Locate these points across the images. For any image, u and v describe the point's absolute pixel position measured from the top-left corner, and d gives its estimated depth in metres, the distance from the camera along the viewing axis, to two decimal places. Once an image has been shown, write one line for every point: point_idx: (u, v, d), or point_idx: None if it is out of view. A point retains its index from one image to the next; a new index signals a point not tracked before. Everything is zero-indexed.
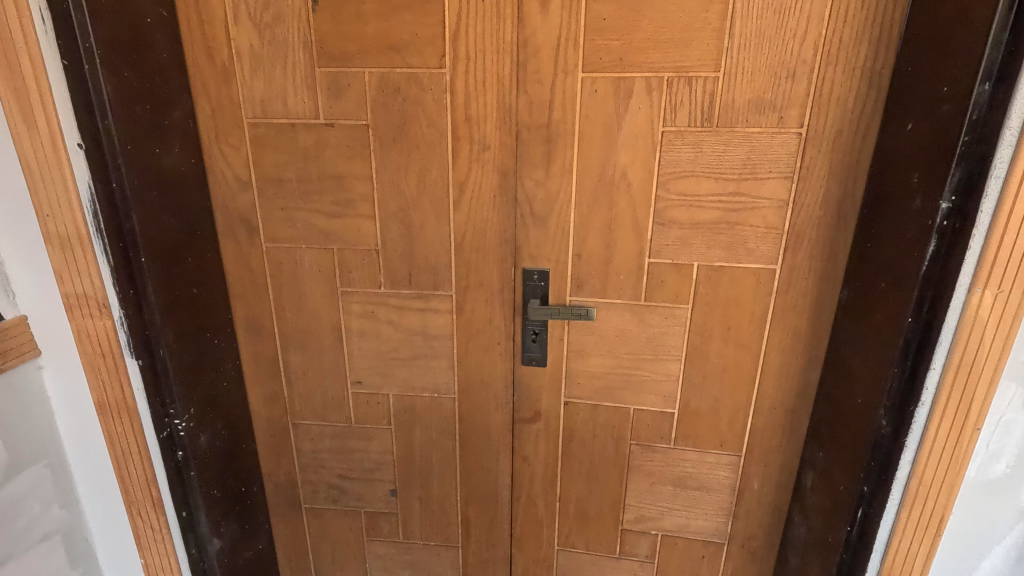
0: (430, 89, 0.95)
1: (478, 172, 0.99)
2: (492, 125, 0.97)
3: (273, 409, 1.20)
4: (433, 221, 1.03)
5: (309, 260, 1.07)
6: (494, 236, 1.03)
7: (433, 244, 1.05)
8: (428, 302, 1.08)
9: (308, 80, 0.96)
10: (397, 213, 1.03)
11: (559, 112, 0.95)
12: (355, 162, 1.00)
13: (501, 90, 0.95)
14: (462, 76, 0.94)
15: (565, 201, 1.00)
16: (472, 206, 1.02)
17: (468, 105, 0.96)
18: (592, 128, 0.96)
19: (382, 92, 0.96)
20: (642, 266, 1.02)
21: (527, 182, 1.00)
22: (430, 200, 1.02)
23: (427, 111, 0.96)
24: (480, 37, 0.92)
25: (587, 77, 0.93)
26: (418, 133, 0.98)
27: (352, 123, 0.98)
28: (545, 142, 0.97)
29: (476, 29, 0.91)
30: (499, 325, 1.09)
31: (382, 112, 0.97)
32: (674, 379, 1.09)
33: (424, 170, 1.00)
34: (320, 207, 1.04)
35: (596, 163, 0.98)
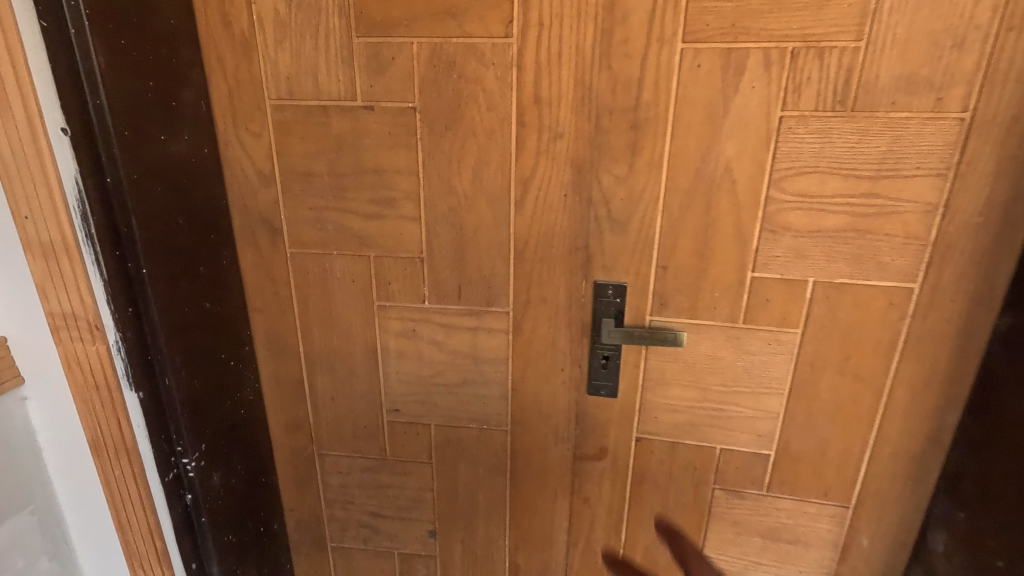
0: (492, 64, 0.78)
1: (547, 167, 0.82)
2: (566, 108, 0.79)
3: (296, 438, 1.04)
4: (490, 225, 0.86)
5: (342, 269, 0.91)
6: (563, 244, 0.86)
7: (489, 253, 0.87)
8: (480, 320, 0.91)
9: (343, 53, 0.79)
10: (448, 214, 0.86)
11: (651, 93, 0.77)
12: (399, 154, 0.83)
13: (580, 64, 0.77)
14: (532, 48, 0.77)
15: (653, 202, 0.82)
16: (538, 208, 0.84)
17: (538, 84, 0.78)
18: (692, 112, 0.77)
19: (434, 68, 0.79)
20: (742, 282, 0.85)
21: (606, 178, 0.82)
22: (487, 200, 0.84)
23: (488, 91, 0.79)
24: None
25: (688, 48, 0.75)
26: (476, 117, 0.80)
27: (397, 106, 0.81)
28: (631, 130, 0.79)
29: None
30: (563, 348, 0.92)
31: (432, 93, 0.80)
32: (773, 416, 0.91)
33: (480, 164, 0.83)
34: (356, 206, 0.87)
35: (693, 156, 0.79)
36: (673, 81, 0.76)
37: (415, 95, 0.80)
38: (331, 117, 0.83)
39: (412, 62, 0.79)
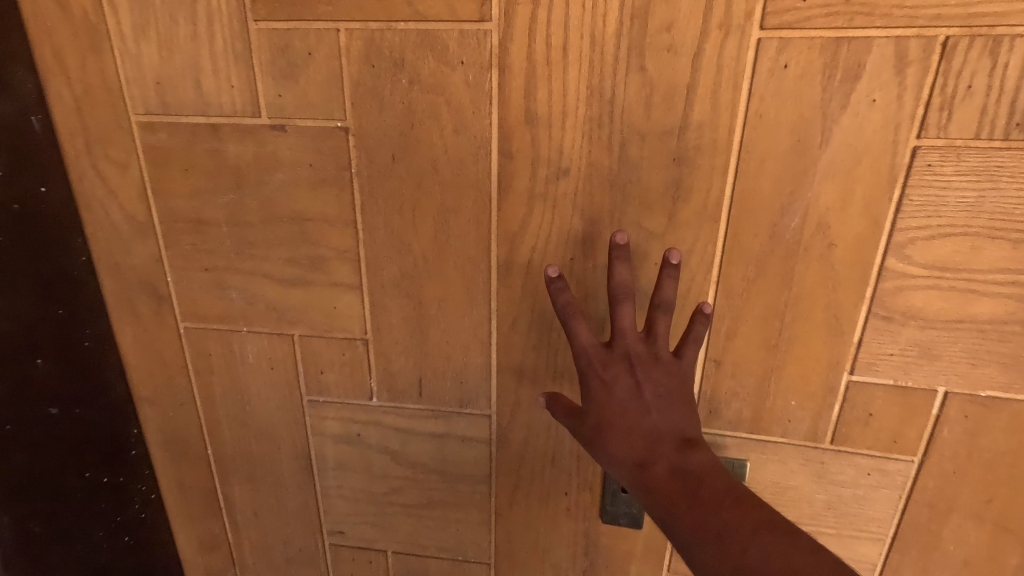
0: (462, 62, 0.50)
1: (545, 217, 0.55)
2: (576, 131, 0.51)
3: (211, 559, 0.78)
4: (462, 297, 0.59)
5: (254, 353, 0.64)
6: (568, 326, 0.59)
7: (461, 335, 0.60)
8: (449, 425, 0.65)
9: (236, 45, 0.52)
10: (399, 281, 0.58)
11: (708, 109, 0.50)
12: (326, 198, 0.56)
13: (597, 62, 0.49)
14: (524, 38, 0.49)
15: (703, 271, 0.55)
16: (532, 275, 0.57)
17: (533, 94, 0.51)
18: (772, 138, 0.50)
19: (373, 68, 0.51)
20: (834, 388, 0.57)
21: (634, 235, 0.55)
22: (457, 263, 0.57)
23: (455, 104, 0.51)
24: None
25: (773, 37, 0.47)
26: (438, 143, 0.53)
27: (320, 127, 0.53)
28: (674, 165, 0.52)
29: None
30: (566, 463, 0.65)
31: (372, 107, 0.52)
32: (867, 567, 0.64)
33: (446, 211, 0.55)
34: (268, 269, 0.60)
35: (769, 205, 0.52)
36: (745, 91, 0.49)
37: (347, 110, 0.52)
38: (225, 142, 0.55)
39: (339, 59, 0.51)
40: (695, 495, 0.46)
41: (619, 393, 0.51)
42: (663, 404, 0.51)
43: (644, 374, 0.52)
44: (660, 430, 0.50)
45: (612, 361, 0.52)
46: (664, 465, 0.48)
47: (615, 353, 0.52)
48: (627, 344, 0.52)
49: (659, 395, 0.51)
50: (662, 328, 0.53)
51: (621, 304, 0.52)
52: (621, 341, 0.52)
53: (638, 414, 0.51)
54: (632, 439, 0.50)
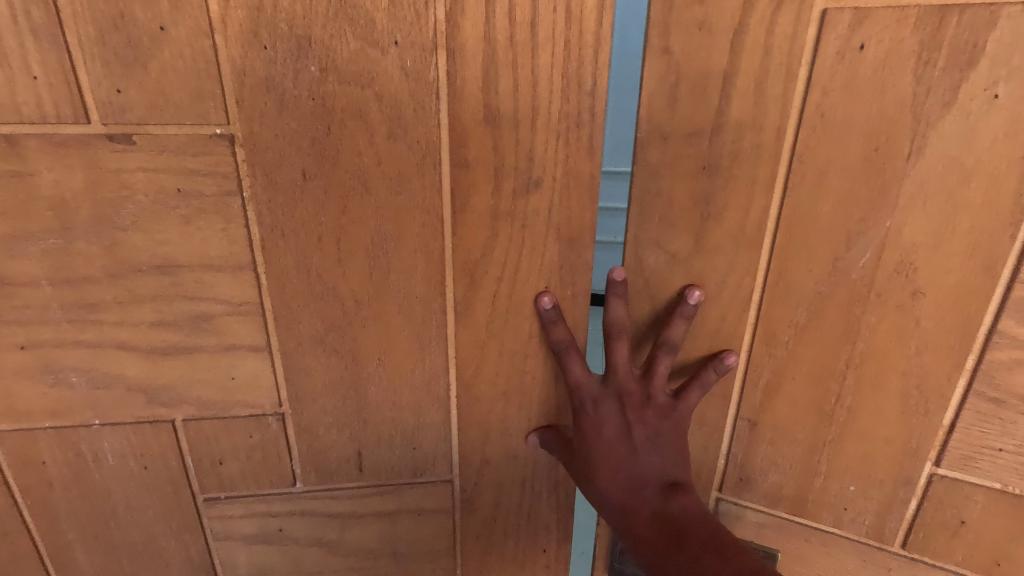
0: (395, 42, 0.34)
1: (515, 242, 0.40)
2: (550, 131, 0.37)
3: None
4: (405, 355, 0.43)
5: (118, 452, 0.44)
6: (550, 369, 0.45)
7: (411, 394, 0.45)
8: (401, 499, 0.49)
9: (31, 11, 0.31)
10: (323, 336, 0.42)
11: (751, 107, 0.35)
12: (206, 237, 0.36)
13: (575, 45, 0.35)
14: (481, 7, 0.34)
15: (738, 313, 0.41)
16: (498, 312, 0.42)
17: (492, 86, 0.36)
18: (839, 145, 0.35)
19: (267, 52, 0.33)
20: (911, 480, 0.42)
21: (650, 260, 0.41)
22: (399, 307, 0.41)
23: (387, 97, 0.36)
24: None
25: (845, 7, 0.32)
26: (370, 155, 0.37)
27: (189, 138, 0.34)
28: (704, 177, 0.38)
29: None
30: (544, 518, 0.51)
31: (269, 104, 0.35)
32: None
33: (385, 238, 0.39)
34: (124, 337, 0.40)
35: (835, 232, 0.37)
36: (803, 82, 0.34)
37: (231, 111, 0.34)
38: (32, 164, 0.35)
39: (212, 37, 0.32)
40: (684, 556, 0.39)
41: (606, 437, 0.43)
42: (656, 445, 0.43)
43: (636, 415, 0.43)
44: (650, 474, 0.43)
45: (602, 400, 0.43)
46: (649, 511, 0.42)
47: (605, 390, 0.43)
48: (620, 382, 0.43)
49: (653, 438, 0.43)
50: (664, 369, 0.42)
51: (618, 337, 0.42)
52: (612, 377, 0.43)
53: (624, 456, 0.43)
54: (616, 483, 0.43)
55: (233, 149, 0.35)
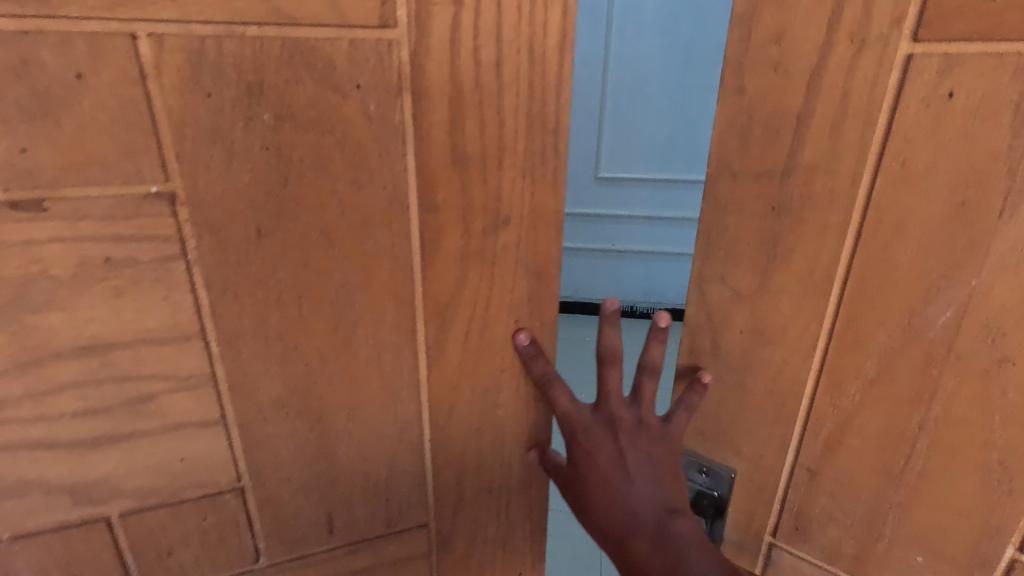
0: (358, 85, 0.31)
1: (482, 283, 0.37)
2: (515, 170, 0.35)
3: None
4: (370, 415, 0.39)
5: (38, 566, 0.37)
6: (528, 403, 0.42)
7: (382, 447, 0.41)
8: (374, 555, 0.44)
9: None
10: (286, 399, 0.37)
11: (826, 153, 0.30)
12: (147, 308, 0.32)
13: (539, 83, 0.33)
14: (446, 47, 0.31)
15: (800, 363, 0.35)
16: (470, 352, 0.39)
17: (458, 127, 0.33)
18: (923, 192, 0.29)
19: (211, 100, 0.29)
20: (988, 561, 0.35)
21: (714, 297, 0.36)
22: (362, 360, 0.37)
23: (350, 141, 0.32)
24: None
25: (935, 52, 0.27)
26: (330, 206, 0.33)
27: (118, 200, 0.29)
28: (773, 218, 0.33)
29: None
30: (518, 543, 0.48)
31: (216, 156, 0.30)
32: None
33: (350, 292, 0.35)
34: (43, 435, 0.33)
35: (911, 285, 0.31)
36: (881, 133, 0.29)
37: (171, 168, 0.29)
38: None
39: (144, 85, 0.27)
40: None
41: (600, 465, 0.40)
42: (655, 474, 0.39)
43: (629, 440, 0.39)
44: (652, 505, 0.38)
45: (593, 427, 0.40)
46: (652, 546, 0.37)
47: (597, 417, 0.40)
48: (612, 407, 0.40)
49: (652, 467, 0.39)
50: (650, 390, 0.40)
51: (602, 360, 0.40)
52: (604, 403, 0.40)
53: (623, 487, 0.39)
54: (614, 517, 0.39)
55: (174, 210, 0.30)
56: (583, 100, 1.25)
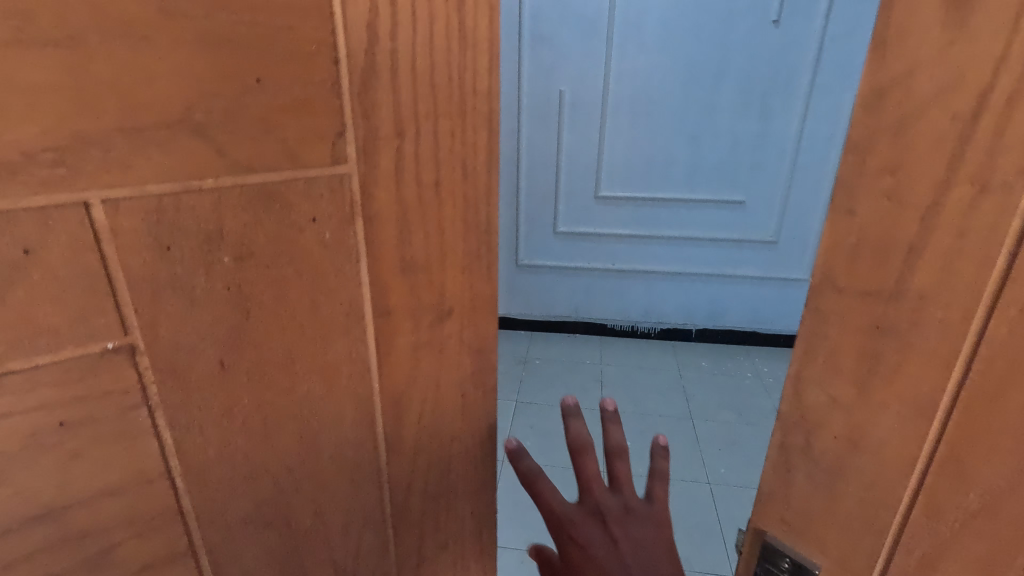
0: (313, 219, 0.32)
1: (431, 371, 0.40)
2: (456, 269, 0.38)
3: None
4: (340, 511, 0.41)
5: None
6: (477, 464, 0.46)
7: (348, 535, 0.42)
8: None
9: None
10: (254, 516, 0.37)
11: (937, 285, 0.27)
12: (109, 462, 0.31)
13: (471, 195, 0.37)
14: (392, 175, 0.34)
15: (892, 485, 0.32)
16: (426, 432, 0.42)
17: (405, 240, 0.36)
18: None
19: (170, 253, 0.29)
20: None
21: (809, 400, 0.33)
22: (330, 463, 0.39)
23: (313, 270, 0.33)
24: (423, 57, 0.32)
25: None
26: (293, 331, 0.34)
27: (70, 362, 0.28)
28: (875, 337, 0.30)
29: (414, 38, 0.32)
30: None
31: (177, 303, 0.30)
32: None
33: (314, 405, 0.36)
34: None
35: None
36: (996, 283, 0.25)
37: (128, 322, 0.29)
38: None
39: (99, 249, 0.27)
40: None
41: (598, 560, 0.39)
42: (650, 556, 0.39)
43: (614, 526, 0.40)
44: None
45: (582, 519, 0.40)
46: None
47: (584, 509, 0.41)
48: (595, 495, 0.41)
49: (646, 549, 0.39)
50: (625, 473, 0.42)
51: (573, 452, 0.42)
52: (587, 493, 0.41)
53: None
54: None
55: (134, 362, 0.29)
56: (626, 117, 1.52)
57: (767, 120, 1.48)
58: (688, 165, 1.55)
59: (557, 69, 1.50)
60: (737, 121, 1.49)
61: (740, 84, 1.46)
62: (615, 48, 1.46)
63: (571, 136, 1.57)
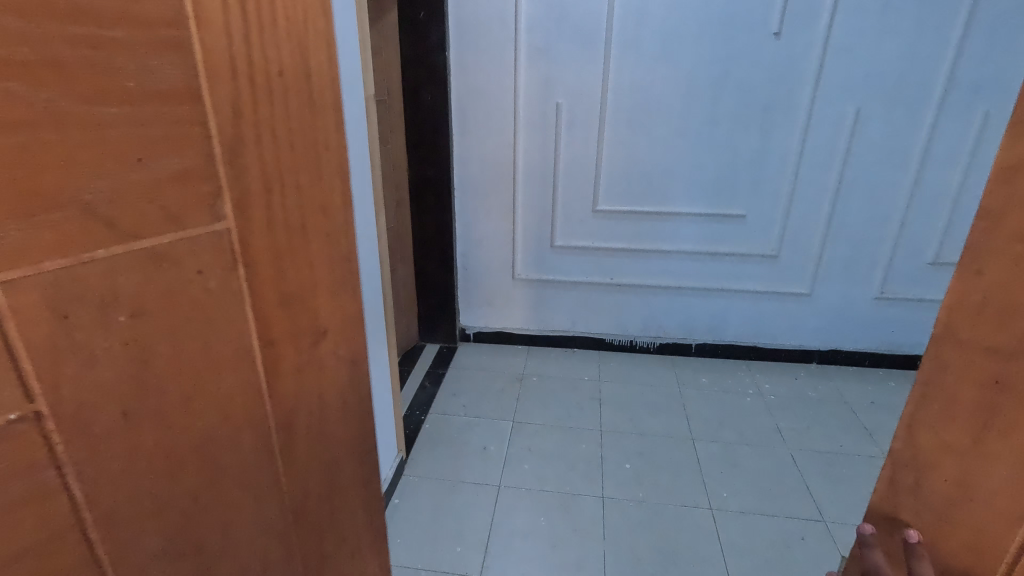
0: (200, 272, 0.46)
1: (299, 355, 0.56)
2: (312, 281, 0.55)
3: None
4: (220, 515, 0.53)
5: None
6: (342, 417, 0.64)
7: (240, 496, 0.54)
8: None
9: None
10: (151, 496, 0.48)
11: None
12: (23, 467, 0.40)
13: (317, 228, 0.54)
14: (261, 222, 0.49)
15: None
16: (301, 400, 0.58)
17: (272, 264, 0.51)
18: None
19: (66, 319, 0.40)
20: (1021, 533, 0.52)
21: None
22: (215, 470, 0.52)
23: (196, 304, 0.46)
24: (277, 133, 0.48)
25: None
26: (189, 372, 0.47)
27: None
28: None
29: (271, 119, 0.48)
30: (352, 507, 0.69)
31: (82, 344, 0.40)
32: None
33: (211, 429, 0.50)
34: None
35: None
36: None
37: (37, 365, 0.39)
38: None
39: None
40: None
41: None
42: None
43: None
44: None
45: None
46: None
47: None
48: None
49: None
50: None
51: None
52: None
53: None
54: None
55: (35, 395, 0.39)
56: (586, 162, 2.38)
57: (767, 130, 2.23)
58: (694, 178, 2.34)
59: (553, 82, 2.27)
60: (741, 130, 2.24)
61: (739, 104, 2.20)
62: (615, 58, 2.20)
63: (568, 132, 2.34)
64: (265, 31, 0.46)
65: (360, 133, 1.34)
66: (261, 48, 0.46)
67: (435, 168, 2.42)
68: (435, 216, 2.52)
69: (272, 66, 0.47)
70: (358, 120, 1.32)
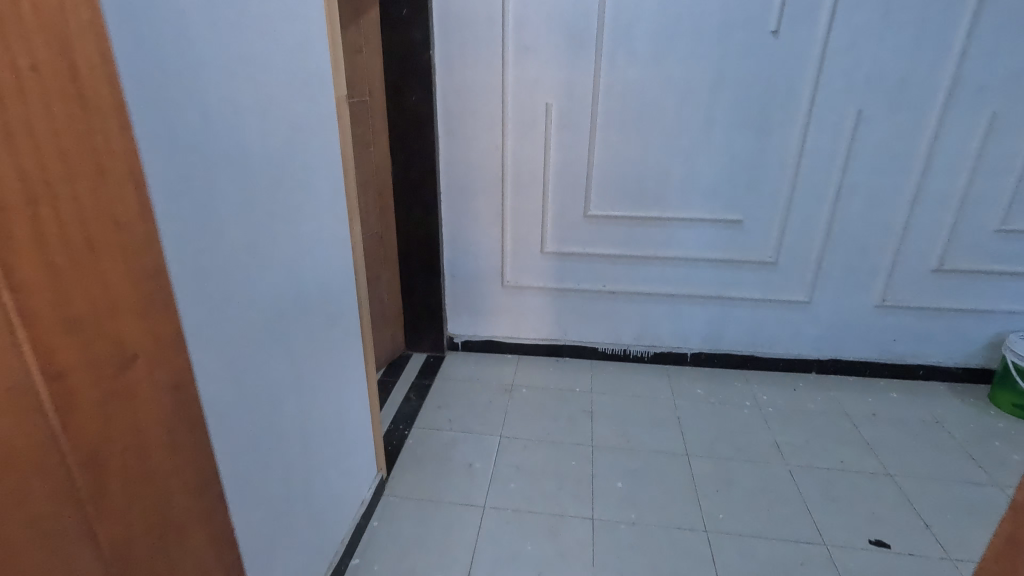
0: None
1: (104, 393, 0.47)
2: (108, 303, 0.47)
3: None
4: None
5: None
6: (165, 451, 0.56)
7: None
8: None
9: None
10: None
11: None
12: None
13: (111, 240, 0.46)
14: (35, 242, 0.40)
15: None
16: (116, 445, 0.49)
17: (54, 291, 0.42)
18: None
19: None
20: None
21: None
22: (8, 552, 0.41)
23: None
24: (45, 136, 0.40)
25: None
26: None
27: None
28: None
29: (27, 117, 0.39)
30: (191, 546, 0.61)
31: None
32: None
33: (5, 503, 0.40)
34: None
35: None
36: None
37: None
38: None
39: None
40: None
41: None
42: None
43: None
44: None
45: None
46: None
47: None
48: None
49: None
50: None
51: None
52: None
53: None
54: None
55: None
56: (575, 166, 2.30)
57: (763, 133, 2.14)
58: (689, 182, 2.25)
59: (540, 83, 2.19)
60: (737, 133, 2.15)
61: (735, 106, 2.12)
62: (606, 58, 2.12)
63: (558, 134, 2.26)
64: (9, 19, 0.37)
65: (329, 136, 1.25)
66: (2, 39, 0.37)
67: (419, 172, 2.34)
68: (421, 221, 2.43)
69: (20, 61, 0.38)
70: (327, 123, 1.24)
